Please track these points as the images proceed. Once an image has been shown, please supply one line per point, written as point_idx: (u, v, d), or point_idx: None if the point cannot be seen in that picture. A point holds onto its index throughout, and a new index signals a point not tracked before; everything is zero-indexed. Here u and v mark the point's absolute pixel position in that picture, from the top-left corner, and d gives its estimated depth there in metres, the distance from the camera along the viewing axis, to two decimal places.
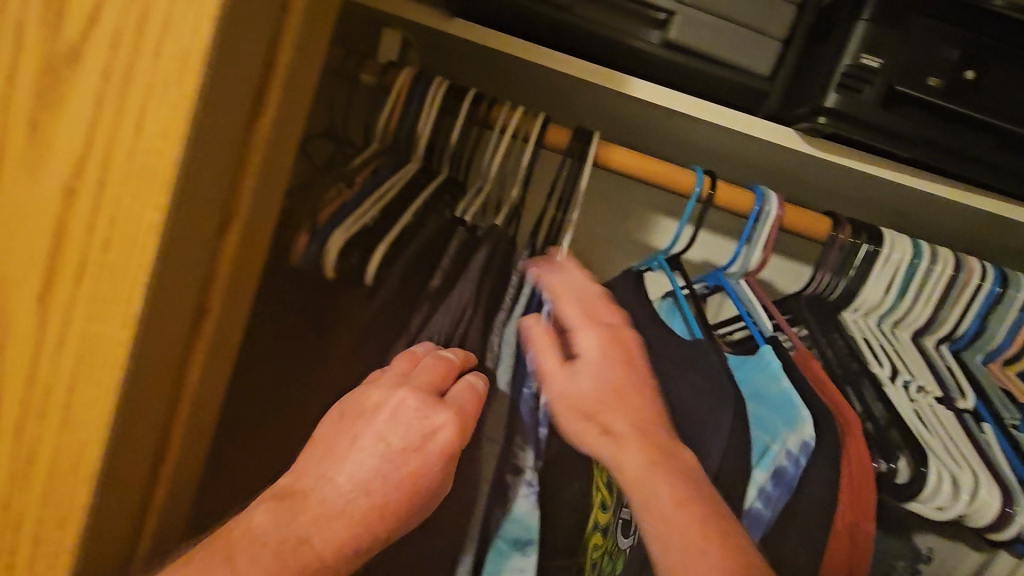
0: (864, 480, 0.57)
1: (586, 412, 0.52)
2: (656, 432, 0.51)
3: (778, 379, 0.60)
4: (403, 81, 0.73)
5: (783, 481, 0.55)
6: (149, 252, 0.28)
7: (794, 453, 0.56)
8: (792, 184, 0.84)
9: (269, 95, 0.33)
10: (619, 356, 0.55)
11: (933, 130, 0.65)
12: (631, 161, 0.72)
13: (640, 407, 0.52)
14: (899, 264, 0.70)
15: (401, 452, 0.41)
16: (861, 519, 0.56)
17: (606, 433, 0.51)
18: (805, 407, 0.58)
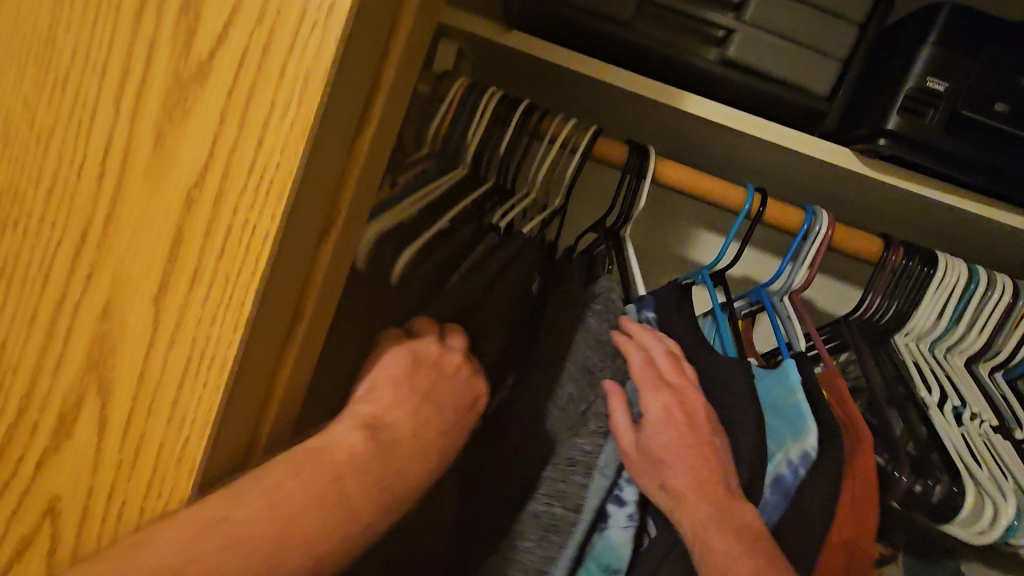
0: (866, 497, 0.56)
1: (647, 469, 0.51)
2: (719, 494, 0.49)
3: (794, 392, 0.60)
4: (455, 91, 0.75)
5: (782, 488, 0.55)
6: (263, 256, 0.30)
7: (794, 462, 0.56)
8: (844, 205, 0.83)
9: (373, 111, 0.34)
10: (684, 415, 0.53)
11: (998, 156, 0.64)
12: (683, 176, 0.72)
13: (704, 468, 0.50)
14: (954, 288, 0.68)
15: (467, 407, 0.46)
16: (861, 536, 0.56)
17: (667, 490, 0.50)
18: (813, 420, 0.57)
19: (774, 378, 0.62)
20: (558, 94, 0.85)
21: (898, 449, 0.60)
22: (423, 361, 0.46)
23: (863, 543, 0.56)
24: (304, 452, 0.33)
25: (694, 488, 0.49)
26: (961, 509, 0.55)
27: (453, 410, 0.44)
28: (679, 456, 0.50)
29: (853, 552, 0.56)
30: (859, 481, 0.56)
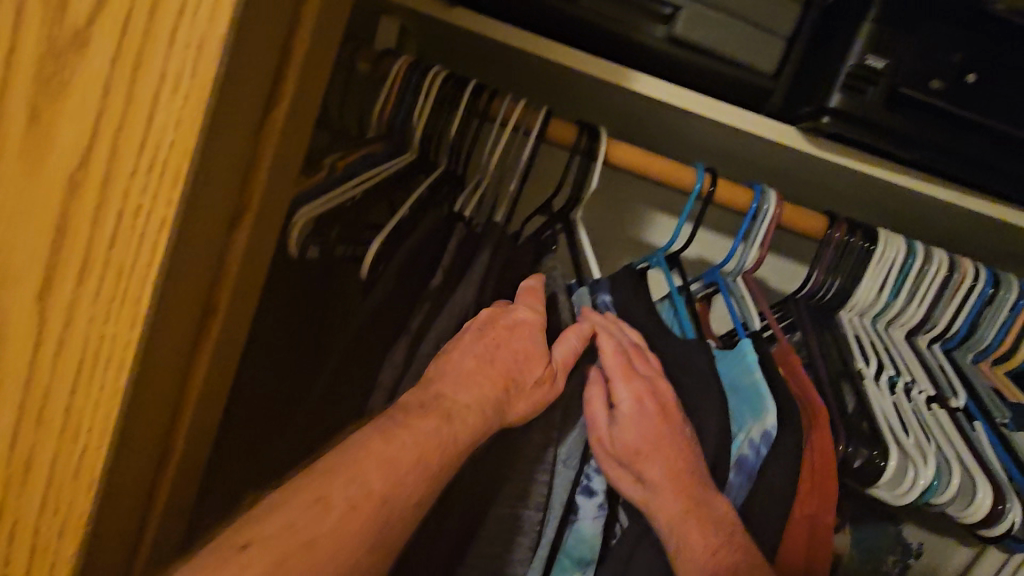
0: (826, 472, 0.56)
1: (621, 460, 0.51)
2: (692, 482, 0.49)
3: (751, 370, 0.59)
4: (398, 69, 0.72)
5: (744, 468, 0.54)
6: (160, 248, 0.27)
7: (755, 442, 0.55)
8: (791, 183, 0.85)
9: (285, 85, 0.32)
10: (656, 405, 0.53)
11: (936, 133, 0.66)
12: (635, 157, 0.71)
13: (677, 456, 0.50)
14: (893, 263, 0.70)
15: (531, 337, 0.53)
16: (822, 511, 0.55)
17: (642, 481, 0.50)
18: (772, 398, 0.56)
19: (735, 360, 0.62)
20: (509, 74, 0.82)
21: (835, 420, 0.59)
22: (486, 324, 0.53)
23: (825, 519, 0.55)
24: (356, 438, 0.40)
25: (668, 480, 0.49)
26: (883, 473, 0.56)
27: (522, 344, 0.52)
28: (653, 447, 0.50)
29: (815, 529, 0.55)
30: (817, 457, 0.56)
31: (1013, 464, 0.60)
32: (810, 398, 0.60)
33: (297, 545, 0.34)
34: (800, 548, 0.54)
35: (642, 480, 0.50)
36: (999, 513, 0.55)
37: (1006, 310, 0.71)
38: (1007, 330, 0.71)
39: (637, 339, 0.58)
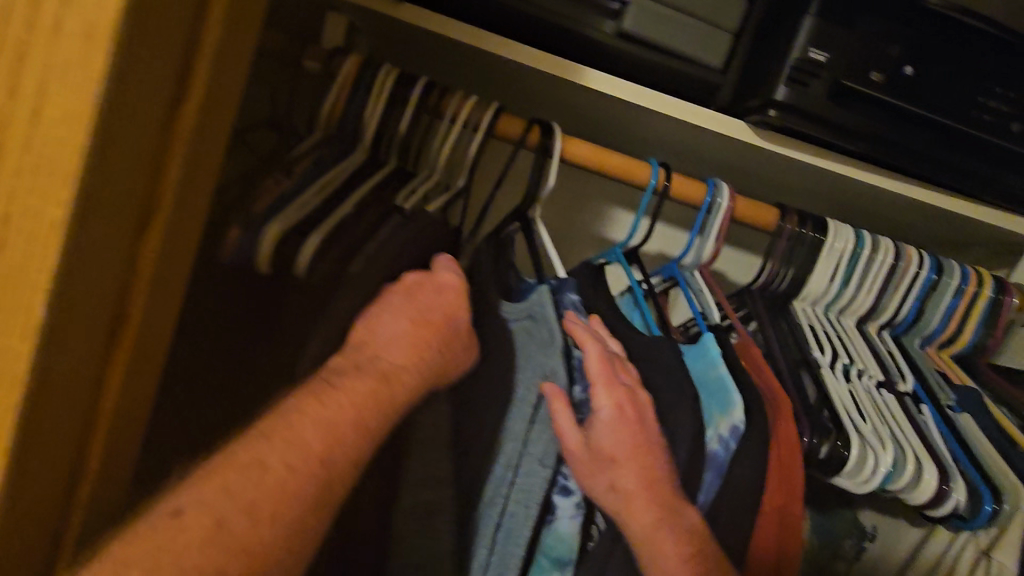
0: (792, 461, 0.54)
1: (597, 469, 0.49)
2: (667, 493, 0.48)
3: (716, 365, 0.58)
4: (348, 68, 0.69)
5: (714, 463, 0.53)
6: (54, 249, 0.25)
7: (724, 437, 0.54)
8: (745, 176, 0.86)
9: (194, 78, 0.30)
10: (635, 413, 0.51)
11: (878, 123, 0.67)
12: (589, 153, 0.71)
13: (652, 466, 0.49)
14: (843, 252, 0.71)
15: (448, 303, 0.50)
16: (789, 502, 0.54)
17: (616, 490, 0.48)
18: (738, 391, 0.55)
19: (699, 355, 0.61)
20: (462, 72, 0.81)
21: (797, 410, 0.59)
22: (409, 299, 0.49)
23: (795, 508, 0.54)
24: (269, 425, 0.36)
25: (643, 491, 0.48)
26: (846, 463, 0.55)
27: (443, 313, 0.49)
28: (629, 456, 0.49)
29: (783, 519, 0.54)
30: (784, 449, 0.55)
31: (957, 444, 0.60)
32: (774, 389, 0.58)
33: (234, 510, 0.32)
34: (770, 537, 0.53)
35: (617, 490, 0.48)
36: (943, 494, 0.55)
37: (950, 295, 0.73)
38: (950, 314, 0.73)
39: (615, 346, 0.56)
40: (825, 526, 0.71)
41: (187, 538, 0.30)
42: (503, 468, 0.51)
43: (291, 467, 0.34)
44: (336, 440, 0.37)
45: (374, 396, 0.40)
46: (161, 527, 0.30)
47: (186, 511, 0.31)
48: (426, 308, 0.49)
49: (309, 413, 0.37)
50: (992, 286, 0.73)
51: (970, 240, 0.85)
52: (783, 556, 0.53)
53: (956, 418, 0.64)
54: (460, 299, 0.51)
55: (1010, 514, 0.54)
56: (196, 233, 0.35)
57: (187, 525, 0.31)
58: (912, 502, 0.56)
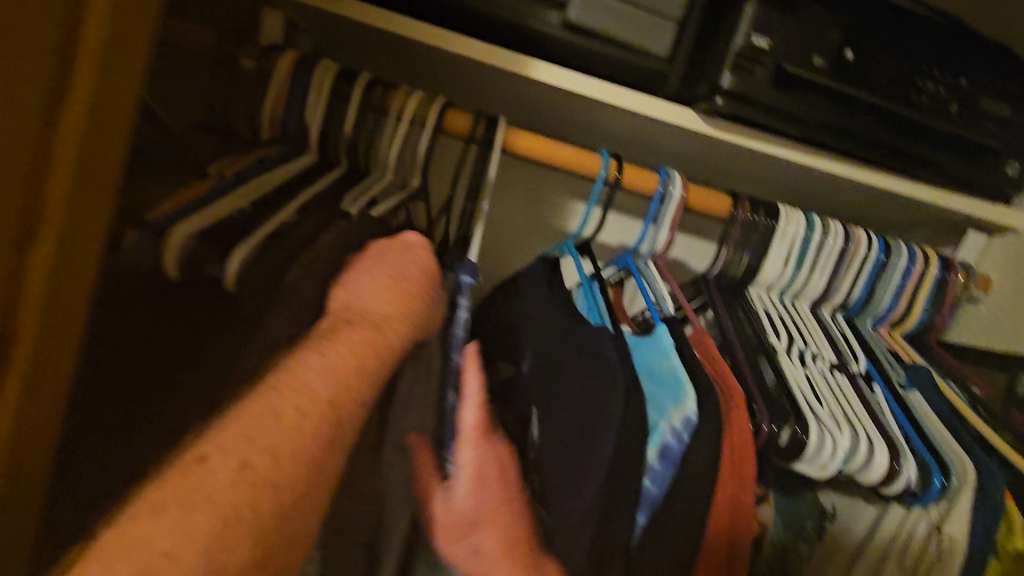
0: (744, 448, 0.54)
1: (458, 533, 0.44)
2: (528, 552, 0.45)
3: (668, 356, 0.57)
4: (283, 67, 0.67)
5: (669, 456, 0.53)
6: None
7: (678, 429, 0.53)
8: (698, 163, 0.85)
9: (76, 73, 0.29)
10: (498, 470, 0.46)
11: (821, 109, 0.68)
12: (539, 146, 0.69)
13: (514, 524, 0.45)
14: (795, 237, 0.72)
15: (422, 263, 0.46)
16: (742, 490, 0.54)
17: (477, 555, 0.44)
18: (691, 383, 0.55)
19: (650, 348, 0.60)
20: (409, 67, 0.79)
21: (753, 398, 0.59)
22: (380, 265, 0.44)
23: (746, 497, 0.54)
24: (279, 376, 0.32)
25: (504, 558, 0.44)
26: (805, 448, 0.55)
27: (418, 273, 0.45)
28: (489, 520, 0.44)
29: (736, 506, 0.54)
30: (736, 436, 0.55)
31: (907, 421, 0.62)
32: (728, 380, 0.58)
33: (257, 450, 0.28)
34: (723, 523, 0.53)
35: (477, 556, 0.43)
36: (895, 472, 0.56)
37: (899, 275, 0.74)
38: (899, 294, 0.75)
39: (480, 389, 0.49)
40: (785, 508, 0.72)
41: (216, 482, 0.26)
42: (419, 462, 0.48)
43: (307, 408, 0.30)
44: (351, 376, 0.34)
45: (373, 339, 0.37)
46: (186, 470, 0.26)
47: (211, 455, 0.27)
48: (400, 268, 0.44)
49: (314, 358, 0.33)
50: (938, 264, 0.75)
51: (918, 221, 0.87)
52: (734, 540, 0.53)
53: (906, 396, 0.65)
54: (431, 257, 0.47)
55: (957, 488, 0.56)
56: (98, 246, 0.33)
57: (218, 466, 0.27)
58: (864, 482, 0.56)
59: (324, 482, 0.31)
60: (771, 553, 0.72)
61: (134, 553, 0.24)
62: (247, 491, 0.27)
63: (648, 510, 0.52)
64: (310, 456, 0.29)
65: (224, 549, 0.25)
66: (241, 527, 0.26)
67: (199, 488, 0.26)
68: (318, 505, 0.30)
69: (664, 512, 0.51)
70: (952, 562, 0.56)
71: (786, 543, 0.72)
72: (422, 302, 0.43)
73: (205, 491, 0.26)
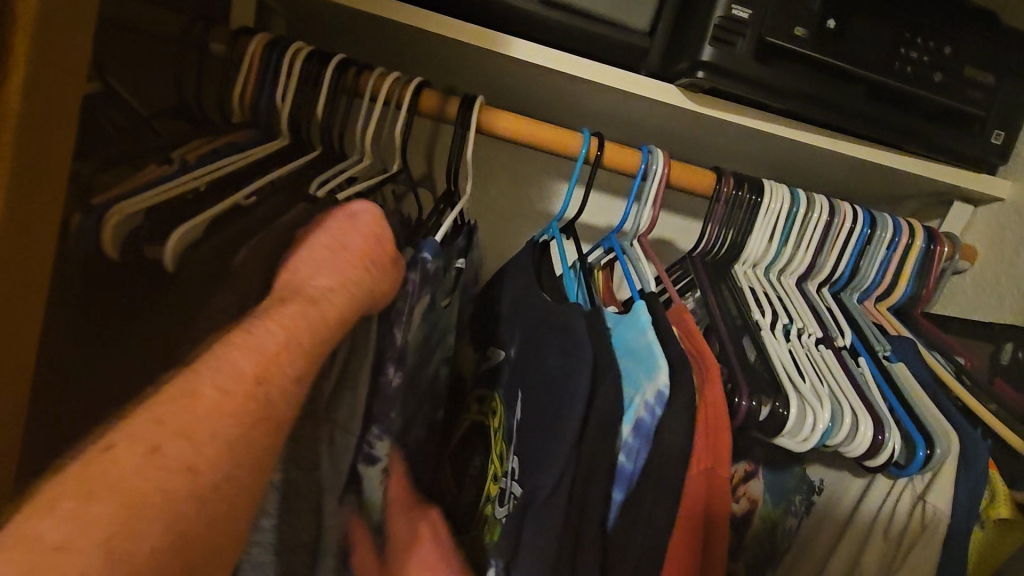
0: (720, 422, 0.53)
1: None
2: None
3: (645, 332, 0.56)
4: (253, 50, 0.66)
5: (642, 430, 0.52)
6: None
7: (651, 403, 0.52)
8: (683, 139, 0.84)
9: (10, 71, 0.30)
10: None
11: (804, 81, 0.67)
12: (518, 126, 0.68)
13: None
14: (780, 212, 0.71)
15: (367, 232, 0.45)
16: (719, 464, 0.53)
17: None
18: (663, 355, 0.53)
19: (629, 325, 0.58)
20: (386, 47, 0.77)
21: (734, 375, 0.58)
22: (325, 238, 0.44)
23: (722, 471, 0.53)
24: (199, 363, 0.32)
25: None
26: (785, 422, 0.54)
27: (362, 243, 0.44)
28: None
29: (712, 480, 0.53)
30: (711, 411, 0.54)
31: (893, 394, 0.61)
32: (706, 355, 0.57)
33: (168, 435, 0.28)
34: (699, 497, 0.52)
35: None
36: (880, 444, 0.55)
37: (884, 248, 0.74)
38: (884, 268, 0.74)
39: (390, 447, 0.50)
40: (772, 484, 0.73)
41: (123, 468, 0.27)
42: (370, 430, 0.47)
43: (223, 390, 0.31)
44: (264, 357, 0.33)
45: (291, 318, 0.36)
46: (89, 461, 0.27)
47: (118, 442, 0.27)
48: (341, 237, 0.44)
49: (235, 343, 0.33)
50: (923, 236, 0.74)
51: (904, 194, 0.86)
52: (714, 514, 0.52)
53: (891, 368, 0.65)
54: (379, 221, 0.46)
55: (942, 457, 0.55)
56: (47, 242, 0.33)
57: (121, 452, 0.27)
58: (848, 455, 0.56)
59: (248, 464, 0.31)
60: (760, 528, 0.73)
61: (19, 541, 0.24)
62: (155, 477, 0.27)
63: (625, 486, 0.52)
64: (230, 437, 0.30)
65: (124, 543, 0.25)
66: (146, 512, 0.26)
67: (102, 477, 0.26)
68: (242, 491, 0.30)
69: (644, 490, 0.51)
70: (935, 530, 0.57)
71: (773, 517, 0.73)
72: (364, 273, 0.43)
73: (103, 480, 0.26)
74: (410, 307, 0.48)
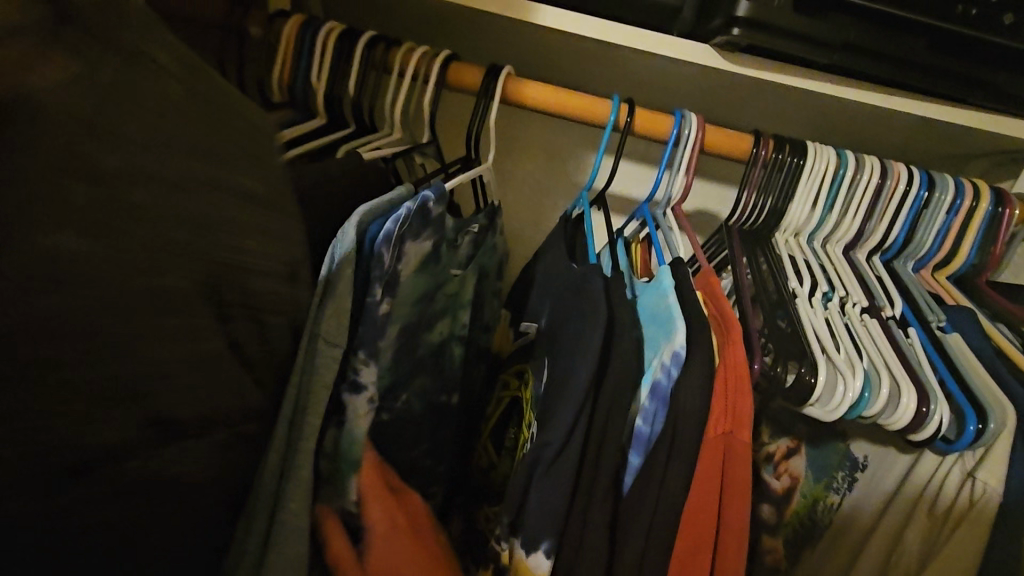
0: (741, 391, 0.52)
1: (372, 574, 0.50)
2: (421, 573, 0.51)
3: (665, 294, 0.55)
4: (289, 31, 0.68)
5: (659, 393, 0.50)
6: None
7: (667, 364, 0.50)
8: (723, 101, 0.81)
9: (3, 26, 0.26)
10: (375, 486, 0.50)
11: (849, 31, 0.63)
12: (544, 93, 0.67)
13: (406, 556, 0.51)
14: (824, 174, 0.67)
15: None
16: (737, 428, 0.52)
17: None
18: (681, 314, 0.52)
19: (651, 291, 0.57)
20: (418, 23, 0.79)
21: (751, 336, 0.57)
22: None
23: (742, 435, 0.52)
24: None
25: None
26: (812, 391, 0.52)
27: None
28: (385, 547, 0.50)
29: (730, 445, 0.52)
30: (729, 372, 0.52)
31: (944, 364, 0.58)
32: (728, 318, 0.55)
33: None
34: (714, 465, 0.51)
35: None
36: (923, 416, 0.52)
37: (943, 212, 0.68)
38: (943, 233, 0.69)
39: (366, 393, 0.48)
40: (815, 460, 0.70)
41: None
42: (361, 361, 0.47)
43: None
44: None
45: None
46: None
47: None
48: None
49: None
50: (990, 198, 0.68)
51: (969, 151, 0.80)
52: (729, 481, 0.51)
53: (943, 338, 0.61)
54: None
55: (995, 432, 0.51)
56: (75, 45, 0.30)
57: None
58: (889, 427, 0.53)
59: None
60: (802, 505, 0.71)
61: None
62: None
63: (642, 450, 0.51)
64: None
65: None
66: None
67: None
68: None
69: (662, 455, 0.50)
70: (983, 509, 0.52)
71: (816, 494, 0.70)
72: None
73: None
74: (393, 247, 0.47)
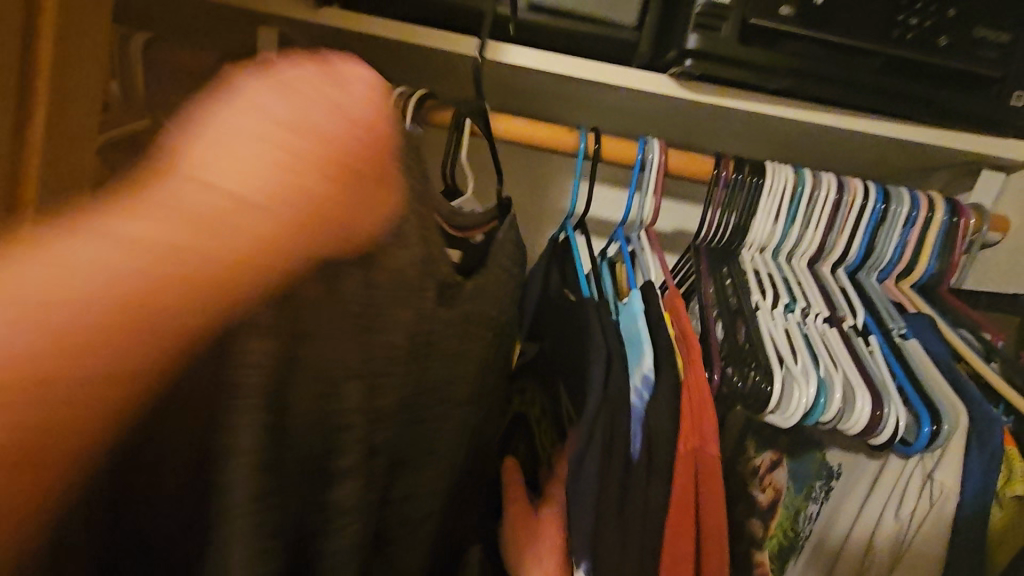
0: (703, 405, 0.55)
1: None
2: None
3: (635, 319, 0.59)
4: None
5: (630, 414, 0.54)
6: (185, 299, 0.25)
7: (636, 386, 0.55)
8: (689, 126, 0.85)
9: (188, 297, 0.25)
10: None
11: (795, 58, 0.66)
12: (514, 127, 0.71)
13: None
14: (784, 192, 0.70)
15: None
16: (705, 443, 0.55)
17: None
18: (648, 340, 0.57)
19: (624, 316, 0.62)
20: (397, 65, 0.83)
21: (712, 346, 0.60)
22: None
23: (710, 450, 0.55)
24: None
25: None
26: (768, 399, 0.55)
27: None
28: None
29: (702, 460, 0.55)
30: (694, 395, 0.56)
31: (903, 370, 0.60)
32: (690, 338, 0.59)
33: None
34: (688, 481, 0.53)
35: None
36: (878, 418, 0.55)
37: (900, 224, 0.71)
38: (902, 246, 0.72)
39: None
40: (797, 471, 0.68)
41: None
42: None
43: None
44: None
45: None
46: None
47: None
48: None
49: None
50: (945, 208, 0.71)
51: (927, 164, 0.83)
52: (707, 500, 0.54)
53: (902, 345, 0.63)
54: None
55: (949, 433, 0.54)
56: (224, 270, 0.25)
57: None
58: (850, 432, 0.55)
59: None
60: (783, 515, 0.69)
61: None
62: None
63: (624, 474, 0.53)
64: None
65: None
66: None
67: None
68: None
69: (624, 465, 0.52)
70: (946, 504, 0.55)
71: (798, 506, 0.68)
72: None
73: None
74: None
